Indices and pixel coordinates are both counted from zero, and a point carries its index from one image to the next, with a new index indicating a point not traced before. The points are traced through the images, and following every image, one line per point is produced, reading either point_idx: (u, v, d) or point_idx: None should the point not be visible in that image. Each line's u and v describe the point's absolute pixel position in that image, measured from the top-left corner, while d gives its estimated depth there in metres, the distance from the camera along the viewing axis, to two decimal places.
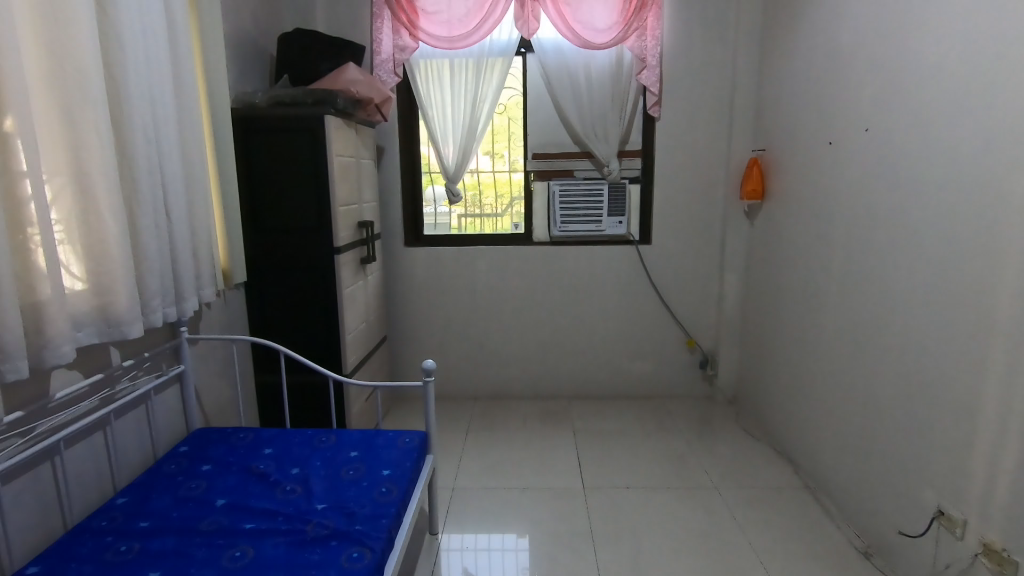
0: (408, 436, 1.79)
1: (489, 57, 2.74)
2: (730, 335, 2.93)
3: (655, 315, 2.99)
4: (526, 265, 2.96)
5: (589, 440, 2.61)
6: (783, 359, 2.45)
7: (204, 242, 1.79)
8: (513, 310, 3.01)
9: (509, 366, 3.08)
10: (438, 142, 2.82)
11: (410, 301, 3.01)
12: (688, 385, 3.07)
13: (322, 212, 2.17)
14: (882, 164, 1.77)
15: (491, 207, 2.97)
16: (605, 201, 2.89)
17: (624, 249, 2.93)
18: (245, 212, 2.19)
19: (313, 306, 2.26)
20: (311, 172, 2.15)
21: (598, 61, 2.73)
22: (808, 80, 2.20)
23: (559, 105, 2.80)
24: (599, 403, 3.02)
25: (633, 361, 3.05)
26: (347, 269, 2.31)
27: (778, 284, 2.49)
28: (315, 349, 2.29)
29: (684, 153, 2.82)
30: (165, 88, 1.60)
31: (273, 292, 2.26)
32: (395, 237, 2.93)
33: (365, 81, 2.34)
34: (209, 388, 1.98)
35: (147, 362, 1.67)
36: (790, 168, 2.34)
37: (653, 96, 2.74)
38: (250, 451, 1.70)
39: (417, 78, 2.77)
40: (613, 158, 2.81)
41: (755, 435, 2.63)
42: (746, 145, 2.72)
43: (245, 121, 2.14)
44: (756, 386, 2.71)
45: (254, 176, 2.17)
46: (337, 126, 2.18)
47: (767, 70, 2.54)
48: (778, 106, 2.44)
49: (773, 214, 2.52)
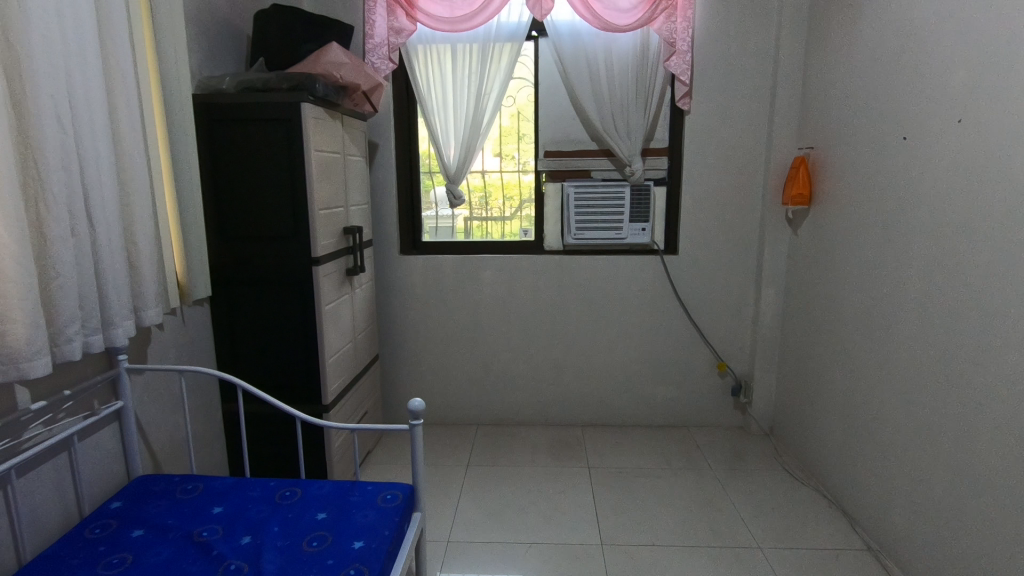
0: (389, 491, 1.47)
1: (496, 42, 2.42)
2: (768, 359, 2.59)
3: (682, 335, 2.65)
4: (536, 276, 2.63)
5: (607, 479, 2.29)
6: (837, 392, 2.11)
7: (148, 254, 1.48)
8: (523, 328, 2.69)
9: (517, 390, 2.75)
10: (438, 137, 2.51)
11: (406, 316, 2.69)
12: (718, 413, 2.73)
13: (298, 215, 1.86)
14: (980, 163, 1.44)
15: (498, 211, 2.64)
16: (627, 205, 2.56)
17: (647, 260, 2.59)
18: (210, 217, 1.89)
19: (288, 325, 1.95)
20: (287, 170, 1.84)
21: (621, 45, 2.39)
22: (874, 66, 1.86)
23: (575, 96, 2.47)
24: (619, 433, 2.69)
25: (657, 385, 2.71)
26: (328, 283, 1.98)
27: (830, 305, 2.16)
28: (291, 375, 1.98)
29: (718, 152, 2.48)
30: (89, 63, 1.29)
31: (244, 309, 1.95)
32: (390, 244, 2.62)
33: (352, 65, 2.00)
34: (159, 424, 1.67)
35: (68, 402, 1.37)
36: (848, 169, 2.00)
37: (683, 86, 2.40)
38: (195, 511, 1.39)
39: (415, 67, 2.46)
40: (637, 157, 2.47)
41: (800, 477, 2.29)
42: (790, 143, 2.38)
43: (211, 110, 1.83)
44: (801, 419, 2.37)
45: (220, 174, 1.87)
46: (317, 117, 1.86)
47: (819, 57, 2.20)
48: (832, 96, 2.11)
49: (824, 223, 2.18)
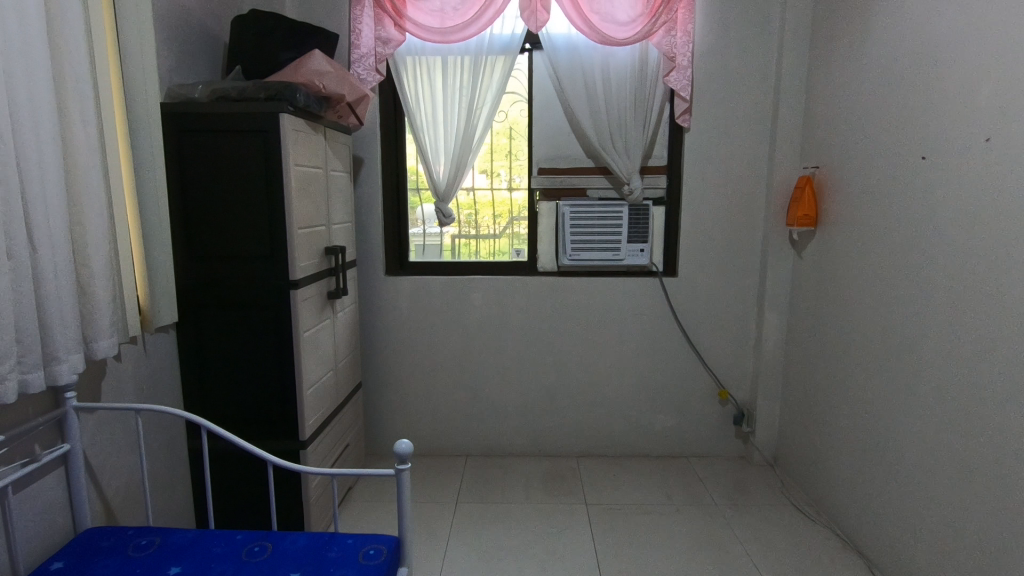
0: (370, 545, 1.31)
1: (488, 54, 2.32)
2: (771, 386, 2.48)
3: (682, 361, 2.54)
4: (529, 299, 2.50)
5: (606, 517, 2.15)
6: (849, 424, 2.01)
7: (101, 278, 1.33)
8: (515, 353, 2.55)
9: (508, 418, 2.60)
10: (427, 153, 2.38)
11: (391, 340, 2.54)
12: (719, 443, 2.60)
13: (275, 235, 1.71)
14: (1009, 185, 1.35)
15: (489, 230, 2.52)
16: (625, 225, 2.45)
17: (645, 283, 2.48)
18: (177, 235, 1.73)
19: (262, 353, 1.79)
20: (263, 186, 1.70)
21: (618, 59, 2.30)
22: (886, 82, 1.78)
23: (570, 111, 2.37)
24: (616, 464, 2.55)
25: (655, 414, 2.58)
26: (307, 308, 1.83)
27: (840, 331, 2.06)
28: (265, 409, 1.81)
29: (718, 170, 2.39)
30: (34, 63, 1.14)
31: (214, 336, 1.79)
32: (374, 264, 2.48)
33: (335, 74, 1.86)
34: (113, 467, 1.50)
35: (3, 448, 1.19)
36: (859, 190, 1.92)
37: (683, 102, 2.32)
38: (149, 571, 1.22)
39: (403, 78, 2.34)
40: (635, 175, 2.37)
41: (809, 514, 2.17)
42: (793, 162, 2.30)
43: (180, 121, 1.69)
44: (808, 451, 2.26)
45: (190, 190, 1.71)
46: (297, 129, 1.72)
47: (823, 74, 2.13)
48: (839, 114, 2.03)
49: (832, 245, 2.09)
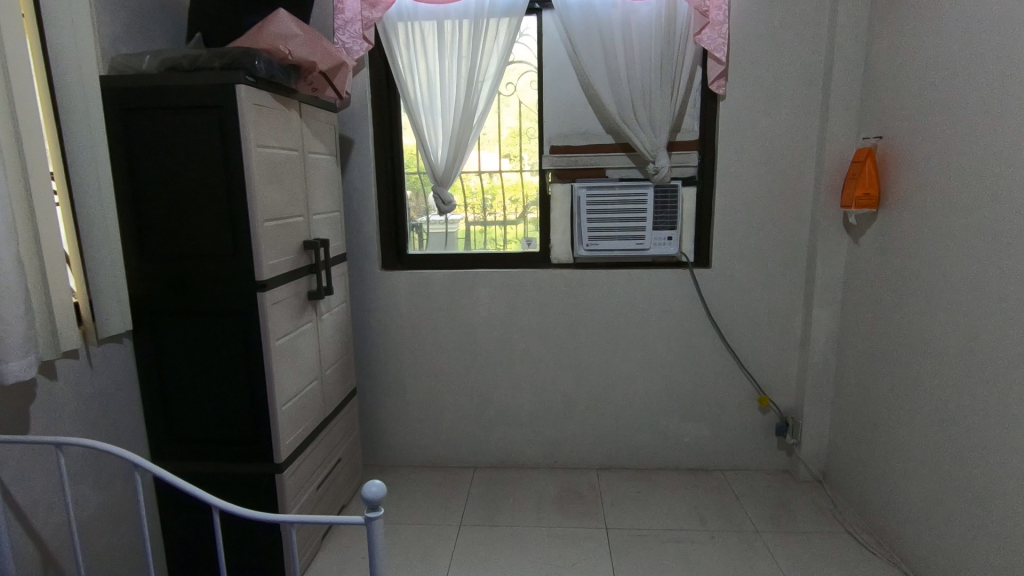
0: None
1: (490, 17, 2.02)
2: (820, 392, 2.16)
3: (717, 364, 2.23)
4: (541, 294, 2.22)
5: (630, 545, 1.88)
6: (918, 444, 1.69)
7: (7, 287, 1.10)
8: (528, 355, 2.28)
9: (520, 427, 2.35)
10: (423, 131, 2.11)
11: (388, 342, 2.30)
12: (759, 455, 2.30)
13: (237, 228, 1.46)
14: None
15: (497, 217, 2.25)
16: (651, 209, 2.13)
17: (673, 276, 2.17)
18: (127, 230, 1.50)
19: (229, 364, 1.55)
20: (222, 173, 1.45)
21: (641, 16, 1.98)
22: (977, 25, 1.44)
23: (587, 79, 2.07)
24: (642, 480, 2.27)
25: (685, 423, 2.29)
26: (280, 313, 1.58)
27: (907, 332, 1.73)
28: (235, 429, 1.59)
29: (760, 145, 2.06)
30: None
31: (173, 345, 1.56)
32: (368, 258, 2.23)
33: (306, 39, 1.60)
34: (47, 503, 1.29)
35: None
36: (938, 163, 1.58)
37: (718, 65, 1.99)
38: None
39: (394, 46, 2.06)
40: (662, 152, 2.05)
41: (868, 543, 1.87)
42: (849, 132, 1.96)
43: (122, 96, 1.44)
44: (868, 469, 1.94)
45: (138, 177, 1.48)
46: (260, 104, 1.47)
47: (889, 24, 1.78)
48: (910, 72, 1.69)
49: (899, 230, 1.76)
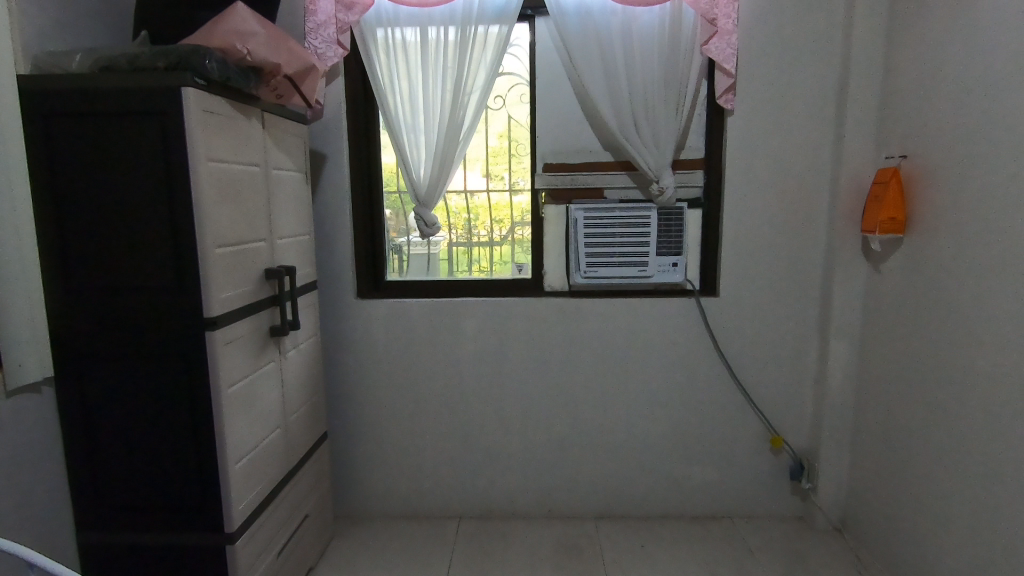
0: None
1: (478, 24, 1.84)
2: (838, 433, 1.98)
3: (724, 402, 2.05)
4: (533, 326, 2.02)
5: None
6: (950, 498, 1.51)
7: None
8: (518, 393, 2.07)
9: (509, 472, 2.12)
10: (404, 148, 1.91)
11: (363, 379, 2.07)
12: (771, 500, 2.11)
13: (182, 257, 1.24)
14: None
15: (482, 238, 2.06)
16: (653, 233, 1.96)
17: (677, 306, 2.00)
18: (47, 256, 1.26)
19: (168, 417, 1.31)
20: (162, 191, 1.23)
21: (643, 24, 1.82)
22: (1010, 36, 1.30)
23: (585, 92, 1.90)
24: (643, 530, 2.06)
25: (690, 466, 2.10)
26: (234, 354, 1.35)
27: (934, 372, 1.57)
28: (176, 491, 1.34)
29: (769, 165, 1.91)
30: None
31: (102, 392, 1.32)
32: (341, 286, 2.01)
33: (270, 39, 1.39)
34: None
35: None
36: (968, 188, 1.44)
37: (727, 78, 1.84)
38: None
39: (372, 53, 1.87)
40: (666, 172, 1.89)
41: None
42: (867, 153, 1.81)
43: (42, 98, 1.22)
44: (892, 520, 1.76)
45: (60, 194, 1.24)
46: (212, 111, 1.26)
47: (910, 37, 1.64)
48: (934, 89, 1.55)
49: (925, 258, 1.60)
